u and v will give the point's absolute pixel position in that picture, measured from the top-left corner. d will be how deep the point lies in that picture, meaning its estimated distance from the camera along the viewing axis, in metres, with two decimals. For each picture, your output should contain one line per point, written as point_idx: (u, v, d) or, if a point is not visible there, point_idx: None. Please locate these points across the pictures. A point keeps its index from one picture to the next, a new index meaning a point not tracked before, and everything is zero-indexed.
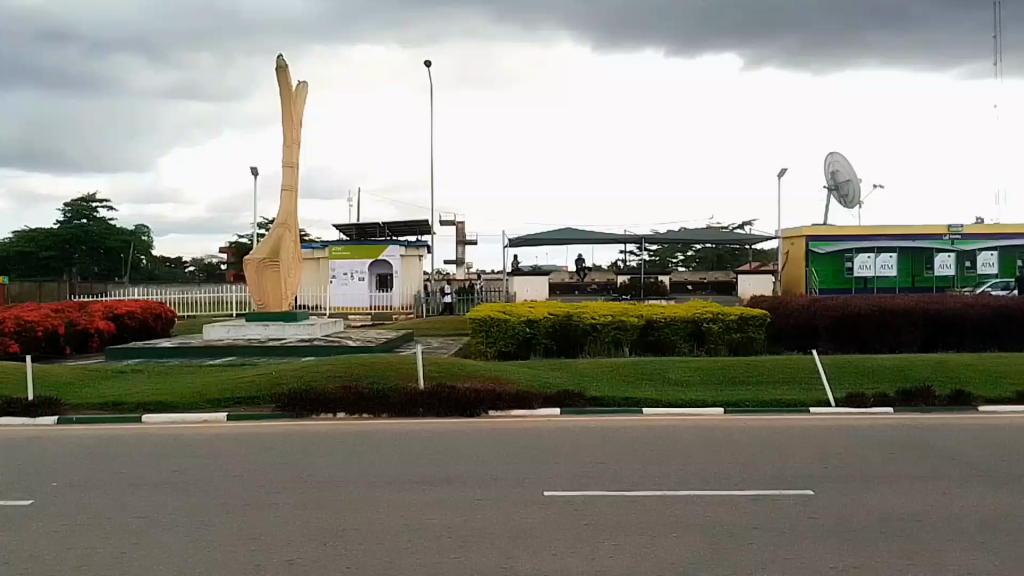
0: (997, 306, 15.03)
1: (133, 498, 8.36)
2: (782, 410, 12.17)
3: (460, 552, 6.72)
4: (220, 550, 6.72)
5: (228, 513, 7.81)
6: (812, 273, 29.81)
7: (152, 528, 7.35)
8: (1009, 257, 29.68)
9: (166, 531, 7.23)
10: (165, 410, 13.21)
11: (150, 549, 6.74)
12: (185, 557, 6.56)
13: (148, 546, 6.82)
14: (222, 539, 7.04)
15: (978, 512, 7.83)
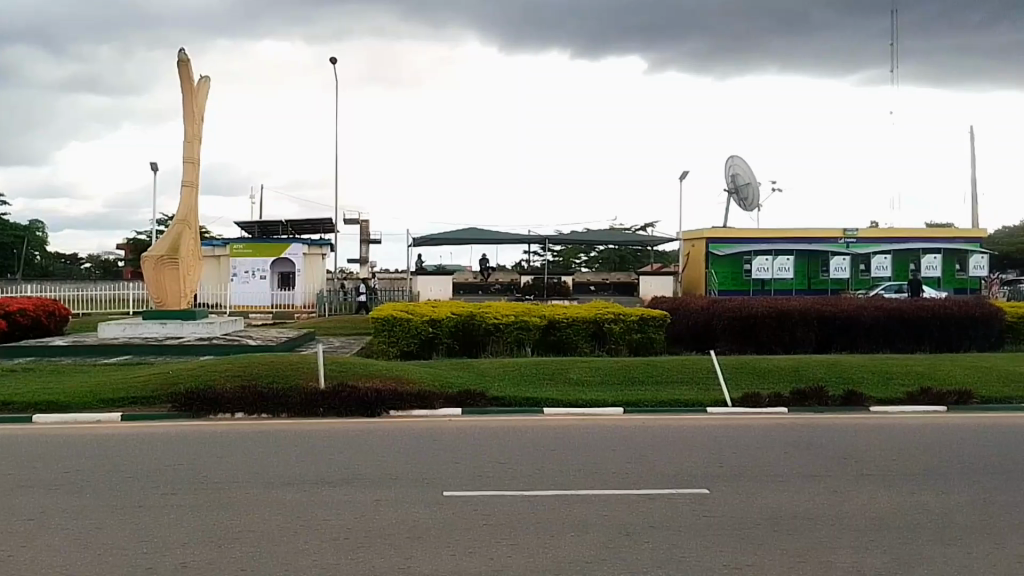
0: (888, 309, 15.57)
1: (17, 499, 7.70)
2: (680, 410, 12.21)
3: (355, 552, 6.38)
4: (106, 553, 6.20)
5: (119, 514, 7.24)
6: (711, 275, 30.46)
7: (39, 529, 6.77)
8: (901, 261, 30.78)
9: (53, 533, 6.66)
10: (55, 410, 12.32)
11: (37, 551, 6.19)
12: (69, 559, 6.02)
13: (36, 548, 6.27)
14: (111, 540, 6.50)
15: (868, 509, 7.95)
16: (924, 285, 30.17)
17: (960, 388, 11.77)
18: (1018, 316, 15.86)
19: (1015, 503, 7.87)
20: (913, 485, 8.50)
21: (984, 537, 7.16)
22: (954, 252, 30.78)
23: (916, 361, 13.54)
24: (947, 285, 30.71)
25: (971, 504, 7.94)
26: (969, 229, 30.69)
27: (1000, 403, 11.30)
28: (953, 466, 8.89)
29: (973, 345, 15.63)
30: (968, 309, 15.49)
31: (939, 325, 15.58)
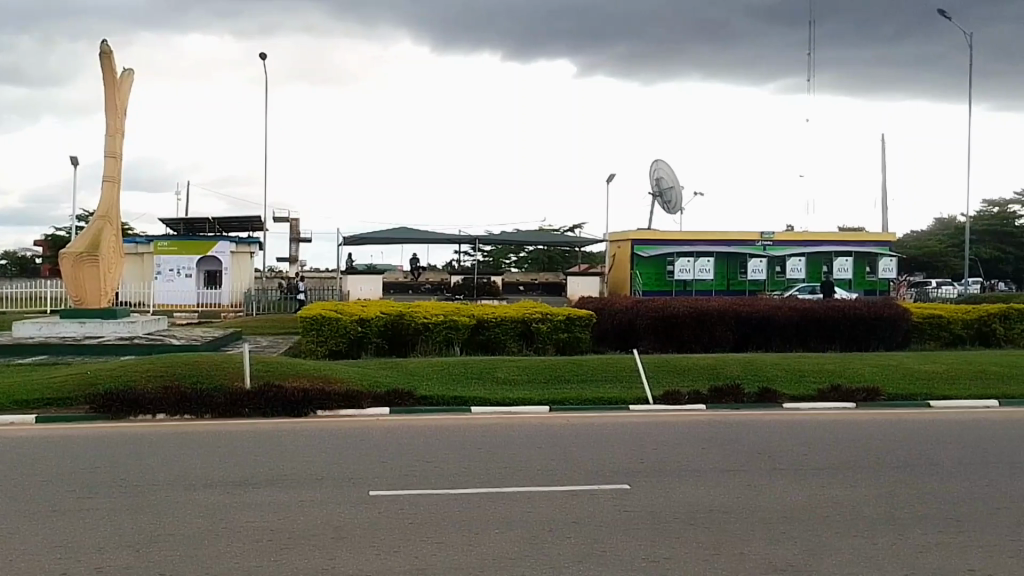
0: (802, 309, 16.09)
1: None
2: (604, 408, 12.41)
3: (277, 553, 6.33)
4: (19, 559, 6.01)
5: (33, 519, 7.03)
6: (636, 276, 30.98)
7: None
8: (815, 262, 31.71)
9: None
10: None
11: None
12: None
13: None
14: (25, 547, 6.30)
15: (782, 502, 8.22)
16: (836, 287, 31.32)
17: (868, 385, 12.24)
18: (922, 317, 16.59)
19: (918, 493, 8.25)
20: (824, 478, 8.83)
21: (890, 528, 7.48)
22: (864, 255, 32.00)
23: (829, 360, 14.02)
24: (858, 287, 31.94)
25: (878, 495, 8.29)
26: (879, 233, 31.99)
27: (905, 399, 11.80)
28: (862, 460, 9.26)
29: (881, 344, 16.26)
30: (876, 309, 16.12)
31: (850, 325, 16.17)
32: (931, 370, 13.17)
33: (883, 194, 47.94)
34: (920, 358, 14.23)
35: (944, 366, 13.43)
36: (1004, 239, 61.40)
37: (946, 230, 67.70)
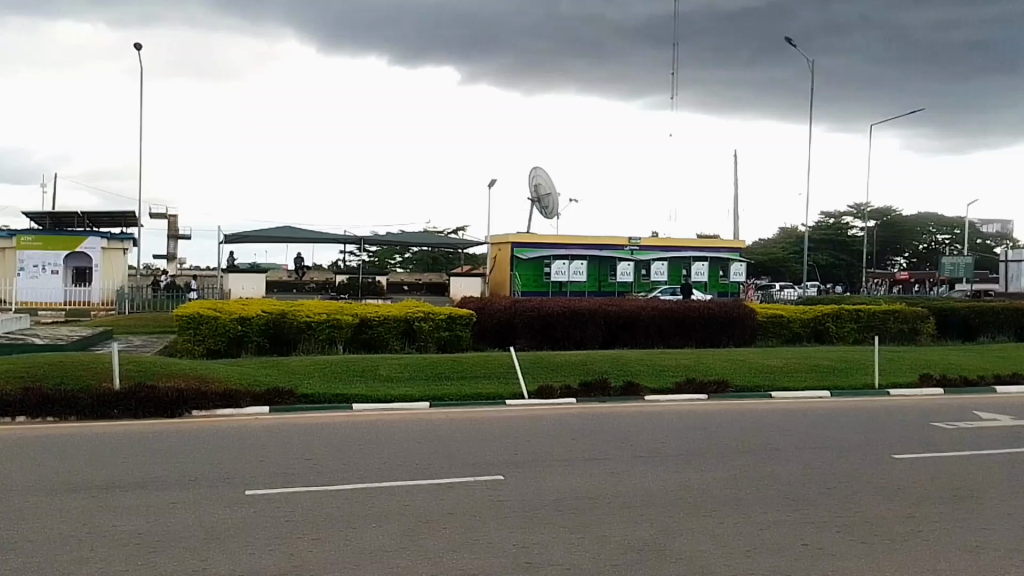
0: (665, 309, 17.17)
1: None
2: (482, 403, 12.95)
3: (147, 558, 6.48)
4: None
5: None
6: (514, 278, 31.75)
7: None
8: (676, 266, 33.66)
9: None
10: None
11: None
12: None
13: None
14: None
15: (639, 488, 8.90)
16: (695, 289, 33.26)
17: (719, 378, 13.28)
18: (767, 317, 18.03)
19: (760, 474, 9.09)
20: (679, 465, 9.59)
21: (733, 507, 8.22)
22: (719, 260, 34.03)
23: (689, 356, 15.06)
24: (713, 289, 33.99)
25: (726, 479, 9.07)
26: (732, 241, 34.19)
27: (751, 390, 12.89)
28: (715, 448, 10.08)
29: (735, 341, 17.55)
30: (727, 310, 17.41)
31: (706, 323, 17.40)
32: (777, 364, 14.35)
33: (739, 202, 51.33)
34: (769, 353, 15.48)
35: (790, 360, 14.66)
36: (838, 248, 67.17)
37: (791, 236, 72.83)
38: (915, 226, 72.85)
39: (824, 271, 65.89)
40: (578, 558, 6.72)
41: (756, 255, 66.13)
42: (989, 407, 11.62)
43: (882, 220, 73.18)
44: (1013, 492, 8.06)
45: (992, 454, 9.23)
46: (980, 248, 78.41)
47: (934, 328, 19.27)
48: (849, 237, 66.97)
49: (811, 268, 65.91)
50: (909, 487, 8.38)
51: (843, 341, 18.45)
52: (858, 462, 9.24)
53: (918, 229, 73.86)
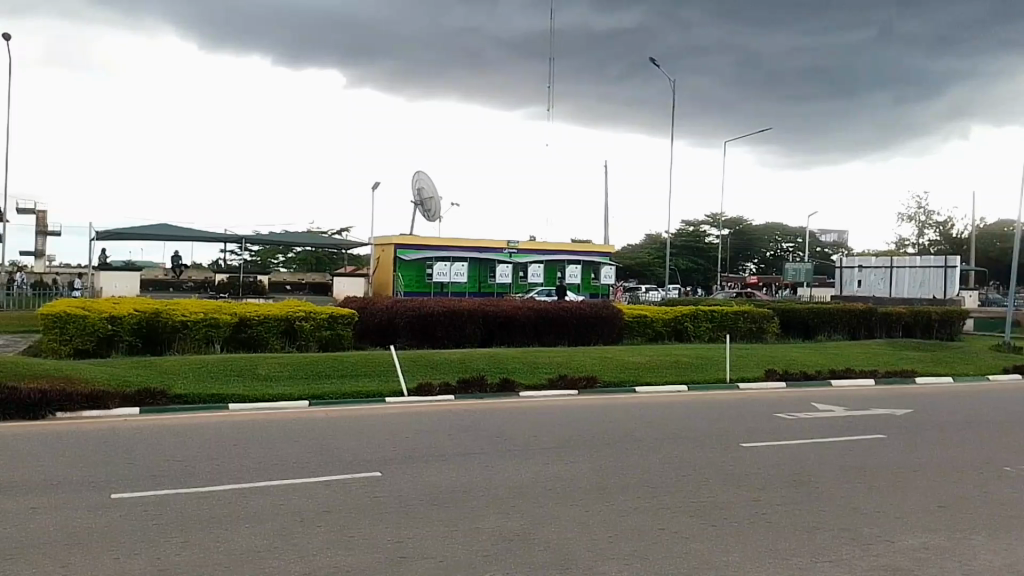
0: (540, 309, 17.82)
1: None
2: (362, 401, 13.17)
3: (6, 566, 6.37)
4: None
5: None
6: (398, 279, 31.92)
7: None
8: (551, 268, 35.08)
9: None
10: None
11: None
12: None
13: None
14: None
15: (510, 479, 9.29)
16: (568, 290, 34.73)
17: (589, 374, 14.04)
18: (632, 316, 18.99)
19: (624, 465, 9.66)
20: (549, 459, 10.06)
21: (599, 496, 8.63)
22: (591, 263, 35.90)
23: (561, 353, 15.77)
24: (584, 290, 35.86)
25: (594, 470, 9.56)
26: (603, 246, 36.31)
27: (618, 385, 13.67)
28: (582, 442, 10.66)
29: (604, 340, 18.42)
30: (597, 310, 18.26)
31: (577, 322, 18.19)
32: (641, 360, 15.21)
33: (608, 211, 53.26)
34: (633, 350, 16.33)
35: (653, 357, 15.55)
36: (698, 254, 70.94)
37: (656, 242, 76.07)
38: (765, 234, 77.71)
39: (684, 275, 69.47)
40: (448, 544, 6.98)
41: (625, 259, 69.46)
42: (826, 399, 12.74)
43: (734, 230, 77.71)
44: (848, 476, 8.86)
45: (831, 443, 10.12)
46: (823, 256, 84.10)
47: (778, 327, 20.78)
48: (706, 244, 70.75)
49: (672, 272, 69.15)
50: (757, 474, 9.08)
51: (700, 339, 19.64)
52: (714, 453, 9.92)
53: (766, 238, 78.84)
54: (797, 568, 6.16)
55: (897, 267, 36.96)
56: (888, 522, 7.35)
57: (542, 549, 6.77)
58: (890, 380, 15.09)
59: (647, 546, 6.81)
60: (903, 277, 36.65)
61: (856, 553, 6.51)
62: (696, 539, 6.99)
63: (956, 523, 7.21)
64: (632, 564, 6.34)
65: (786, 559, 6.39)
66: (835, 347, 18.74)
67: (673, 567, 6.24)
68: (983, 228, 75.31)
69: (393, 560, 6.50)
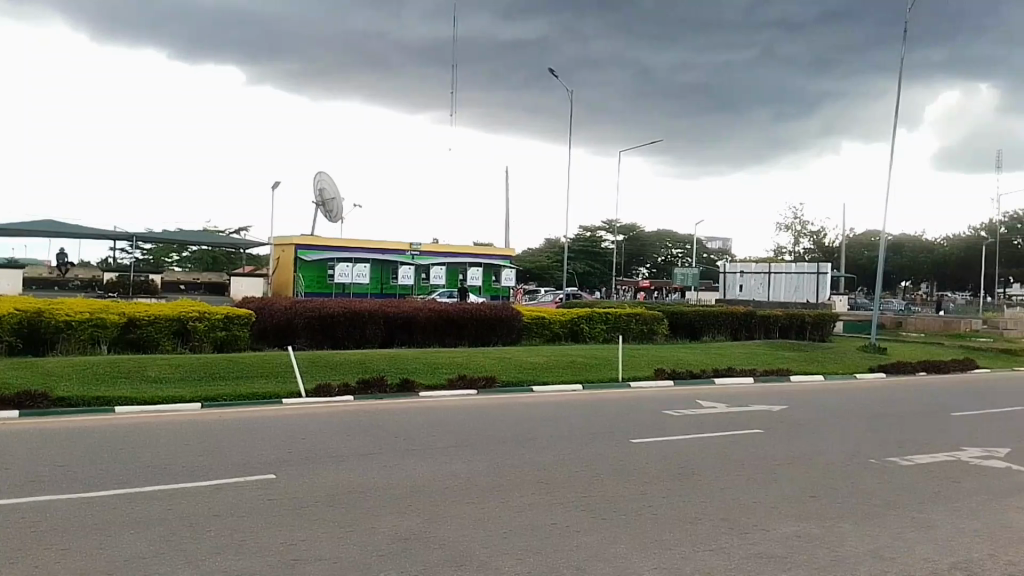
0: (440, 310, 18.02)
1: None
2: (257, 403, 13.08)
3: None
4: None
5: None
6: (298, 279, 31.40)
7: None
8: (453, 270, 35.47)
9: None
10: None
11: None
12: None
13: None
14: None
15: (407, 477, 9.39)
16: (470, 292, 35.30)
17: (487, 374, 14.36)
18: (530, 318, 19.42)
19: (519, 464, 9.91)
20: (445, 458, 10.21)
21: (494, 494, 8.78)
22: (491, 266, 36.68)
23: (460, 353, 16.04)
24: (486, 292, 36.61)
25: (490, 469, 9.73)
26: (504, 249, 37.07)
27: (515, 384, 14.04)
28: (479, 441, 10.89)
29: (503, 340, 18.78)
30: (497, 311, 18.59)
31: (476, 323, 18.50)
32: (538, 360, 15.63)
33: (506, 215, 53.92)
34: (530, 351, 16.73)
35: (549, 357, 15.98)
36: (594, 258, 72.51)
37: (555, 245, 77.33)
38: (656, 240, 80.17)
39: (580, 278, 70.88)
40: (345, 542, 7.04)
41: (524, 263, 70.14)
42: (709, 397, 13.41)
43: (628, 235, 79.76)
44: (729, 470, 9.39)
45: (713, 440, 10.65)
46: (709, 261, 87.36)
47: (667, 328, 21.63)
48: (602, 249, 72.47)
49: (570, 275, 70.45)
50: (646, 470, 9.50)
51: (595, 340, 20.25)
52: (606, 450, 10.30)
53: (657, 244, 81.27)
54: (680, 558, 6.53)
55: (774, 272, 38.85)
56: (764, 512, 7.86)
57: (438, 545, 6.94)
58: (768, 379, 15.96)
59: (540, 541, 7.07)
60: (779, 282, 38.55)
61: (735, 542, 6.95)
62: (586, 534, 7.31)
63: (825, 512, 7.78)
64: (525, 560, 6.54)
65: (671, 550, 6.77)
66: (719, 347, 19.83)
67: (564, 561, 6.51)
68: (854, 236, 79.87)
69: (290, 560, 6.54)
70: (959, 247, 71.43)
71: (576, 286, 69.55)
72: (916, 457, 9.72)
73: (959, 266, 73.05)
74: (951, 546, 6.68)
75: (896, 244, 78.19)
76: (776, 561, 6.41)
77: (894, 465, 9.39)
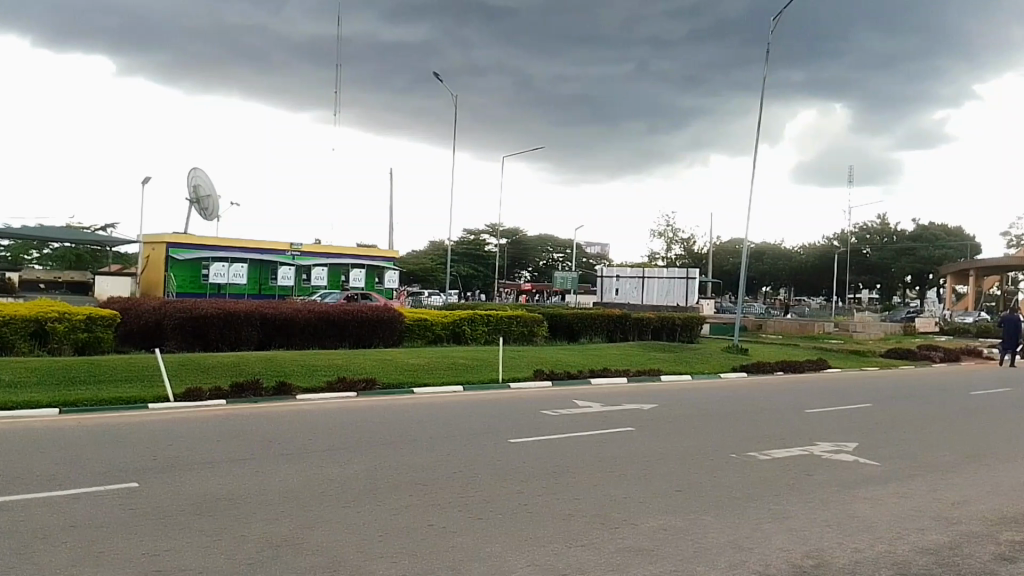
0: (320, 312, 17.78)
1: None
2: (122, 408, 12.55)
3: None
4: None
5: None
6: (169, 279, 30.20)
7: None
8: (335, 272, 35.19)
9: None
10: None
11: None
12: None
13: None
14: None
15: (281, 482, 9.25)
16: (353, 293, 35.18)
17: (368, 376, 14.31)
18: (412, 320, 19.43)
19: (396, 466, 9.93)
20: (320, 462, 10.09)
21: (370, 496, 8.76)
22: (375, 267, 36.61)
23: (339, 355, 15.88)
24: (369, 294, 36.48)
25: (366, 472, 9.70)
26: (387, 250, 36.97)
27: (396, 386, 14.06)
28: (356, 444, 10.85)
29: (384, 342, 18.72)
30: (378, 312, 18.50)
31: (357, 324, 18.36)
32: (419, 362, 15.70)
33: (388, 216, 53.52)
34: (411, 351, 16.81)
35: (429, 359, 16.06)
36: (477, 261, 72.91)
37: (436, 248, 77.32)
38: (538, 244, 81.27)
39: (465, 280, 71.16)
40: (215, 549, 6.90)
41: (407, 265, 69.83)
42: (585, 396, 13.85)
43: (511, 239, 80.53)
44: (601, 468, 9.72)
45: (586, 439, 11.01)
46: (587, 266, 89.45)
47: (547, 329, 22.09)
48: (486, 252, 72.85)
49: (453, 278, 70.60)
50: (521, 469, 9.73)
51: (476, 342, 20.45)
52: (482, 451, 10.46)
53: (538, 247, 82.42)
54: (553, 555, 6.76)
55: (647, 277, 40.27)
56: (632, 507, 8.21)
57: (314, 549, 6.91)
58: (641, 378, 16.59)
59: (416, 543, 7.13)
60: (652, 286, 39.95)
61: (605, 537, 7.24)
62: (462, 534, 7.42)
63: (689, 506, 8.22)
64: (400, 561, 6.60)
65: (544, 547, 7.00)
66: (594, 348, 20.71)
67: (439, 562, 6.60)
68: (722, 243, 83.53)
69: (158, 569, 6.37)
70: (817, 255, 75.88)
71: (459, 289, 69.70)
72: (773, 451, 10.39)
73: (815, 273, 77.70)
74: (802, 535, 7.20)
75: (758, 251, 82.30)
76: (643, 554, 6.73)
77: (753, 459, 10.02)
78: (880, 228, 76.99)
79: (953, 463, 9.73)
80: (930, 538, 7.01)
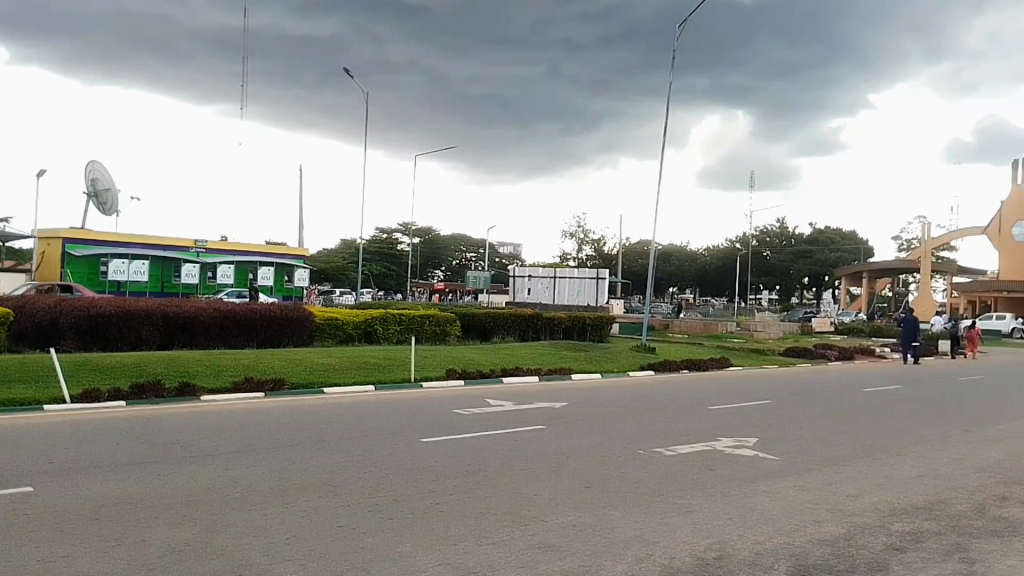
0: (225, 311, 17.30)
1: None
2: (16, 409, 11.92)
3: None
4: None
5: None
6: (65, 275, 28.89)
7: None
8: (242, 270, 34.37)
9: None
10: None
11: None
12: None
13: None
14: None
15: (185, 484, 8.97)
16: (261, 291, 34.46)
17: (276, 376, 14.02)
18: (322, 320, 19.14)
19: (304, 467, 9.75)
20: (226, 464, 9.83)
21: (278, 497, 8.60)
22: (283, 266, 36.02)
23: (245, 356, 15.49)
24: (277, 293, 35.78)
25: (273, 472, 9.52)
26: (297, 249, 36.37)
27: (306, 386, 13.83)
28: (265, 445, 10.63)
29: (292, 341, 18.35)
30: (287, 312, 18.13)
31: (265, 325, 17.94)
32: (329, 361, 15.49)
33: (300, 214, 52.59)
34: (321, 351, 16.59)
35: (340, 358, 15.84)
36: (389, 260, 72.46)
37: (348, 247, 76.45)
38: (451, 244, 81.29)
39: (377, 280, 70.70)
40: (116, 554, 6.66)
41: (318, 264, 68.99)
42: (497, 395, 13.91)
43: (423, 238, 80.26)
44: (513, 467, 9.77)
45: (496, 437, 11.07)
46: (499, 264, 90.03)
47: (459, 329, 22.07)
48: (399, 251, 72.47)
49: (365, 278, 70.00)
50: (433, 469, 9.70)
51: (387, 341, 20.26)
52: (393, 451, 10.39)
53: (451, 247, 82.46)
54: (463, 554, 6.76)
55: (559, 277, 40.70)
56: (544, 505, 8.29)
57: (218, 553, 6.73)
58: (551, 377, 16.73)
59: (325, 544, 7.03)
60: (564, 287, 40.41)
61: (515, 535, 7.30)
62: (372, 534, 7.35)
63: (598, 501, 8.36)
64: (308, 563, 6.50)
65: (456, 545, 7.00)
66: (504, 347, 20.80)
67: (349, 562, 6.53)
68: (631, 245, 85.18)
69: None
70: (721, 257, 78.17)
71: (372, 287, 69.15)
72: (679, 447, 10.68)
73: (719, 275, 80.12)
74: (707, 529, 7.40)
75: (666, 252, 84.27)
76: (553, 550, 6.82)
77: (660, 455, 10.25)
78: (780, 232, 79.93)
79: (849, 458, 10.15)
80: (826, 529, 7.34)
